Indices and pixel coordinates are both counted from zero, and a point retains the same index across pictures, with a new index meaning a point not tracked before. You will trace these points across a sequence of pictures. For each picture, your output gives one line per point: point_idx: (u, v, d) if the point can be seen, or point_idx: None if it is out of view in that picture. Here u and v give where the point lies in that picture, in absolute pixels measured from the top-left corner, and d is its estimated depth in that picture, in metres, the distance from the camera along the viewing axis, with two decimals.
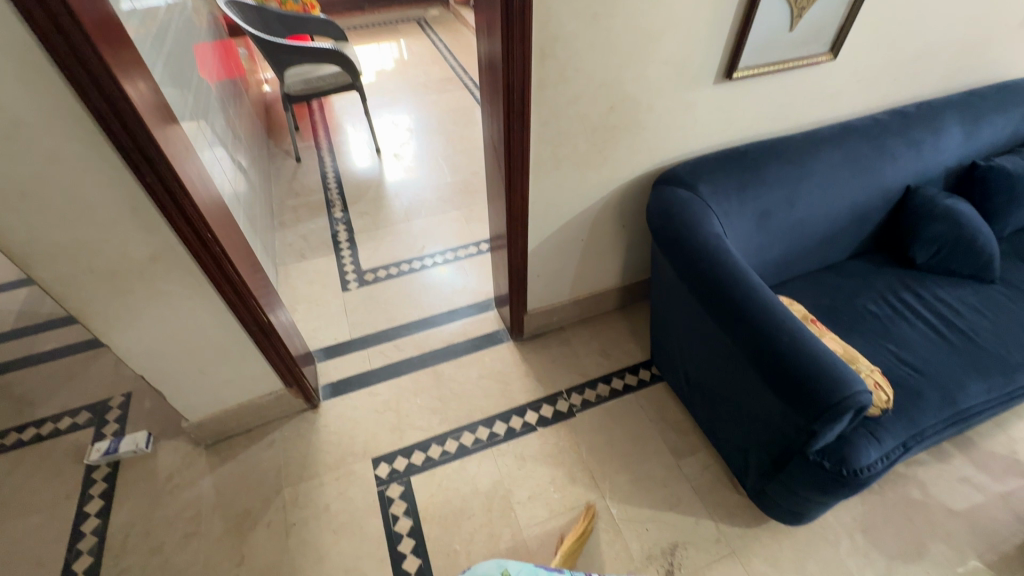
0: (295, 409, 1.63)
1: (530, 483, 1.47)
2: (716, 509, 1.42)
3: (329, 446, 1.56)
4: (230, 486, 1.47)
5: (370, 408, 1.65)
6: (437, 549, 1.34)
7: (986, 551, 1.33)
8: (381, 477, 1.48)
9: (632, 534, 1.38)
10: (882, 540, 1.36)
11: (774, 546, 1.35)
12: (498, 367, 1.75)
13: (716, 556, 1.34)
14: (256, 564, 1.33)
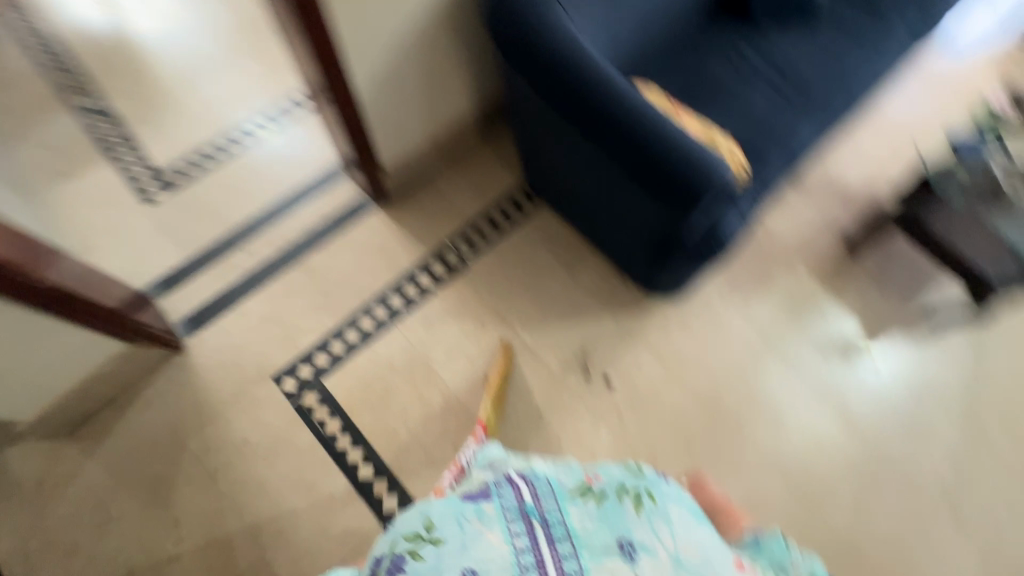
0: (157, 360, 1.40)
1: (444, 343, 1.47)
2: (613, 304, 1.55)
3: (218, 382, 1.40)
4: (123, 462, 1.31)
5: (246, 328, 1.46)
6: (375, 433, 1.36)
7: (812, 264, 1.64)
8: (291, 391, 1.39)
9: (548, 353, 1.48)
10: (741, 284, 1.60)
11: (664, 318, 1.54)
12: (372, 239, 1.59)
13: (621, 344, 1.50)
14: (195, 519, 1.27)
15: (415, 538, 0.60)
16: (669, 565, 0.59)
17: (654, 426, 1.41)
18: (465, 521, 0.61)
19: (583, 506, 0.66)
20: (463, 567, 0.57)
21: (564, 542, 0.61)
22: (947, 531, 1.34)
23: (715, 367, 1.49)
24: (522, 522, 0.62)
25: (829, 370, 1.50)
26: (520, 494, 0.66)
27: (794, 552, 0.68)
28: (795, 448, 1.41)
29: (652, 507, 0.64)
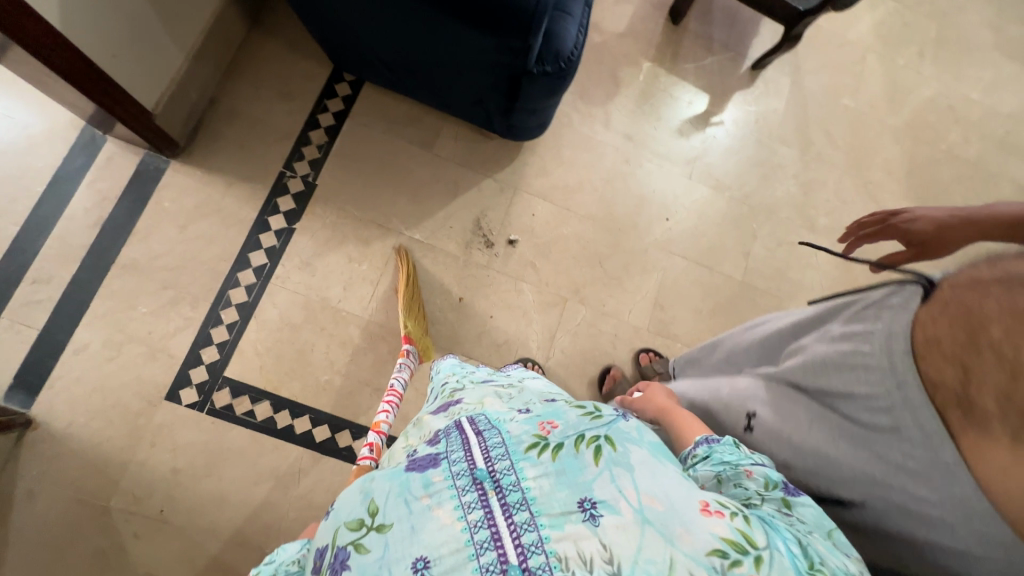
0: (10, 446, 1.13)
1: (336, 276, 1.32)
2: (486, 165, 1.46)
3: (105, 430, 1.17)
4: (45, 560, 1.11)
5: (98, 363, 1.20)
6: (312, 395, 1.26)
7: (649, 50, 1.64)
8: (196, 401, 1.22)
9: (444, 239, 1.39)
10: (595, 94, 1.57)
11: (539, 158, 1.50)
12: (192, 199, 1.30)
13: (510, 200, 1.45)
14: (168, 566, 1.14)
15: (359, 526, 0.49)
16: (635, 522, 0.45)
17: (569, 261, 1.44)
18: (410, 498, 0.49)
19: (538, 462, 0.50)
20: (410, 556, 0.45)
21: (518, 509, 0.47)
22: (815, 236, 1.58)
23: (601, 185, 1.51)
24: (473, 491, 0.49)
25: (691, 146, 1.60)
26: (472, 453, 0.52)
27: (745, 458, 0.57)
28: (687, 226, 1.53)
29: (613, 453, 0.50)
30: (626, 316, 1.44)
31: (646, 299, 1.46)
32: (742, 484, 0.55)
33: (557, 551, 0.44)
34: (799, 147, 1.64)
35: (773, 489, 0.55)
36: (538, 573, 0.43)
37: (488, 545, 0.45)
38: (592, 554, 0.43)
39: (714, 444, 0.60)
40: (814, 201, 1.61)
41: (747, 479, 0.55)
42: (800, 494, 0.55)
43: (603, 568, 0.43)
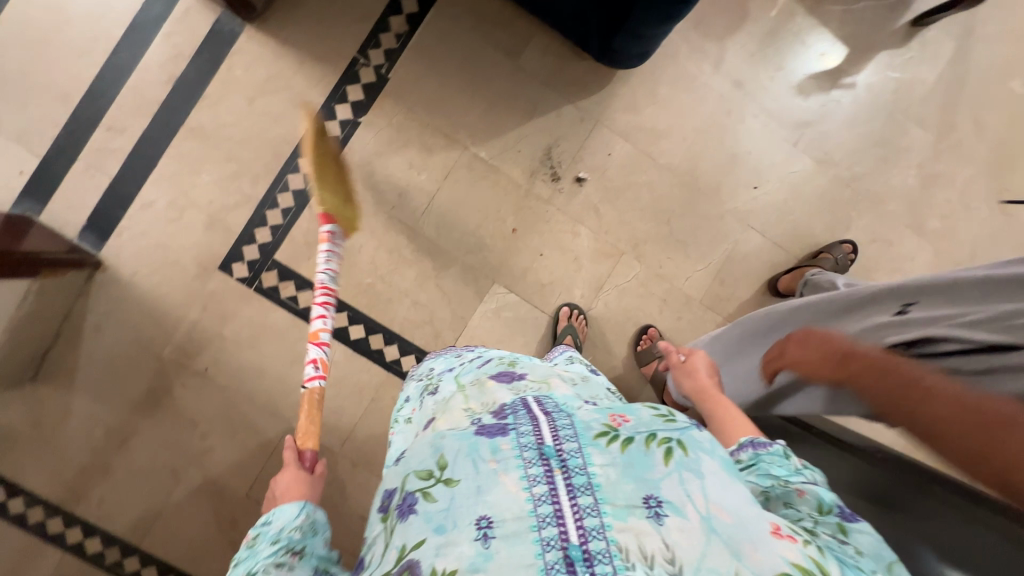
0: (81, 283, 1.23)
1: (393, 181, 1.28)
2: (571, 88, 1.32)
3: (164, 286, 1.25)
4: (108, 386, 1.25)
5: (162, 222, 1.24)
6: (353, 295, 1.29)
7: None
8: (246, 277, 1.26)
9: (510, 163, 1.31)
10: (713, 26, 1.36)
11: (630, 91, 1.34)
12: (262, 72, 1.25)
13: (588, 133, 1.32)
14: (210, 417, 1.27)
15: (428, 476, 0.52)
16: (700, 529, 0.45)
17: (636, 213, 1.34)
18: (479, 459, 0.50)
19: (607, 451, 0.51)
20: (476, 513, 0.47)
21: (583, 493, 0.47)
22: (919, 238, 1.40)
23: (692, 134, 1.35)
24: (540, 465, 0.49)
25: (808, 108, 1.38)
26: (540, 428, 0.52)
27: (796, 476, 0.57)
28: (776, 200, 1.38)
29: (685, 458, 0.50)
30: (681, 283, 1.36)
31: (707, 269, 1.37)
32: (793, 503, 0.56)
33: (618, 540, 0.44)
34: (937, 131, 1.40)
35: (825, 511, 0.55)
36: (599, 558, 0.44)
37: (550, 520, 0.46)
38: (654, 550, 0.44)
39: (763, 451, 0.61)
40: (932, 199, 1.40)
41: (798, 498, 0.56)
42: (858, 518, 0.54)
43: (663, 566, 0.43)
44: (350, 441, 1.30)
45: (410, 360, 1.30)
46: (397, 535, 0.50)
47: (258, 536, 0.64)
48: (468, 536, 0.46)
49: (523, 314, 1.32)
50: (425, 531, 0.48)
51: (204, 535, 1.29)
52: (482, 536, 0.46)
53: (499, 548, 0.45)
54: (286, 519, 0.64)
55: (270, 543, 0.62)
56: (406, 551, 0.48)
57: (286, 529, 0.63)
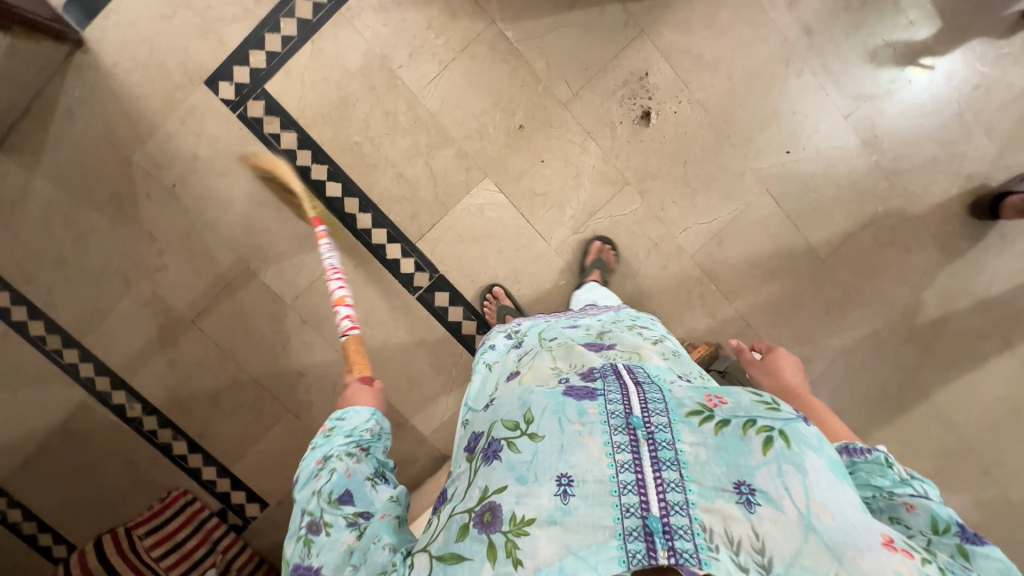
0: (60, 59, 1.15)
1: (407, 38, 1.18)
2: None
3: (144, 87, 1.18)
4: (73, 177, 1.21)
5: (154, 17, 1.15)
6: (337, 150, 1.21)
7: None
8: (232, 100, 1.19)
9: (536, 53, 1.19)
10: None
11: (686, 8, 1.19)
12: None
13: (627, 43, 1.20)
14: (169, 235, 1.25)
15: (514, 427, 0.55)
16: (798, 525, 0.47)
17: (653, 146, 1.24)
18: (565, 419, 0.54)
19: (698, 430, 0.53)
20: (557, 470, 0.51)
21: (670, 468, 0.51)
22: (937, 254, 1.32)
23: (740, 76, 1.22)
24: (626, 434, 0.52)
25: (874, 81, 1.24)
26: (629, 399, 0.55)
27: (904, 488, 0.54)
28: (806, 171, 1.27)
29: (785, 449, 0.51)
30: (677, 233, 1.28)
31: (708, 226, 1.29)
32: (900, 519, 0.54)
33: (702, 520, 0.49)
34: (1003, 147, 1.27)
35: (941, 531, 0.52)
36: (680, 533, 0.48)
37: (631, 488, 0.50)
38: (741, 537, 0.48)
39: (862, 459, 0.59)
40: (967, 217, 1.30)
41: (907, 513, 0.54)
42: (983, 543, 0.50)
43: (749, 554, 0.47)
44: (303, 298, 1.28)
45: (381, 234, 1.25)
46: (476, 478, 0.54)
47: (334, 427, 0.70)
48: (548, 489, 0.51)
49: (506, 219, 1.25)
50: (506, 478, 0.52)
51: (145, 348, 1.30)
52: (562, 492, 0.50)
53: (577, 506, 0.49)
54: (359, 420, 0.71)
55: (344, 436, 0.68)
56: (485, 495, 0.52)
57: (360, 428, 0.70)
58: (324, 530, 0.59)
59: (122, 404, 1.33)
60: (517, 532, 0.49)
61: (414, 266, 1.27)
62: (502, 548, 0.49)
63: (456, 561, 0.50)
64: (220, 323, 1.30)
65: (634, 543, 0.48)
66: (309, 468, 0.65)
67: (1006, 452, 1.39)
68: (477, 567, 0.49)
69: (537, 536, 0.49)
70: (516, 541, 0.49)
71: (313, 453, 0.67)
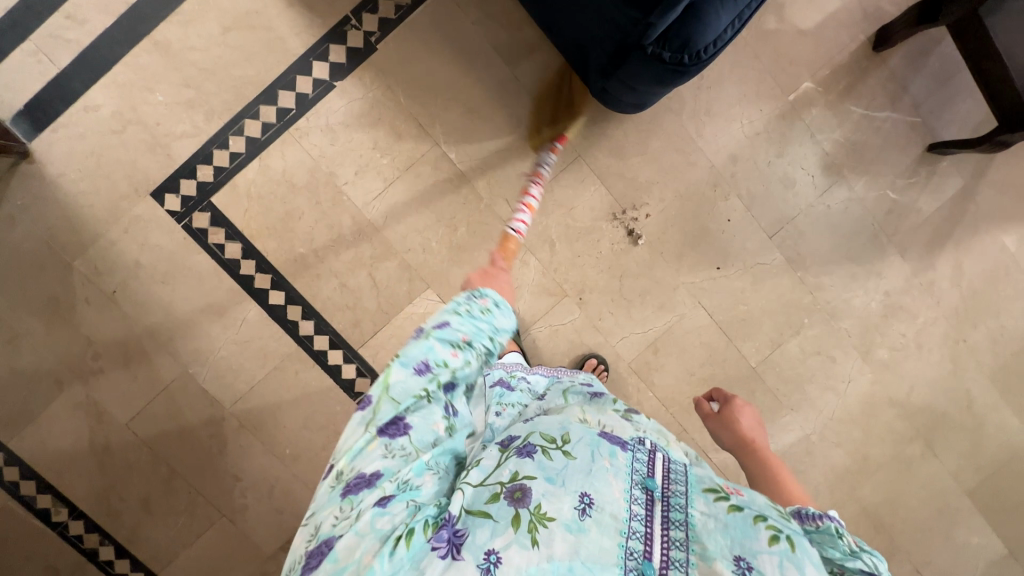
0: (4, 168, 1.17)
1: (352, 156, 1.22)
2: (561, 115, 1.25)
3: (88, 197, 1.19)
4: (10, 281, 1.21)
5: (102, 131, 1.18)
6: (281, 260, 1.24)
7: (819, 68, 1.30)
8: (177, 211, 1.21)
9: (478, 172, 1.25)
10: (723, 93, 1.28)
11: (619, 135, 1.27)
12: (244, 7, 1.18)
13: (564, 166, 1.26)
14: (107, 338, 1.24)
15: (551, 440, 0.58)
16: None
17: (591, 260, 1.30)
18: (598, 452, 0.56)
19: (712, 504, 0.55)
20: (583, 488, 0.53)
21: (677, 529, 0.53)
22: (861, 363, 1.39)
23: (672, 198, 1.30)
24: (643, 492, 0.55)
25: (797, 204, 1.33)
26: (652, 463, 0.58)
27: (853, 562, 0.52)
28: (736, 284, 1.34)
29: (791, 551, 0.49)
30: (615, 341, 1.33)
31: (645, 335, 1.33)
32: None
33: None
34: (916, 264, 1.37)
35: None
36: None
37: (639, 535, 0.52)
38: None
39: (813, 527, 0.55)
40: (888, 330, 1.38)
41: None
42: None
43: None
44: (242, 402, 1.28)
45: (323, 341, 1.27)
46: (508, 462, 0.56)
47: (490, 311, 0.69)
48: (571, 500, 0.52)
49: None
50: (538, 471, 0.54)
51: (74, 450, 1.27)
52: (581, 508, 0.51)
53: (592, 527, 0.51)
54: (504, 325, 0.69)
55: (490, 333, 0.67)
56: (516, 476, 0.54)
57: (502, 340, 0.68)
58: (430, 399, 0.63)
59: (47, 508, 1.29)
60: (539, 519, 0.50)
61: (354, 372, 1.29)
62: (525, 523, 0.50)
63: (482, 517, 0.52)
64: (155, 426, 1.28)
65: None
66: (453, 335, 0.65)
67: (935, 551, 1.44)
68: (501, 529, 0.50)
69: (554, 532, 0.50)
70: (539, 525, 0.50)
71: (462, 323, 0.66)
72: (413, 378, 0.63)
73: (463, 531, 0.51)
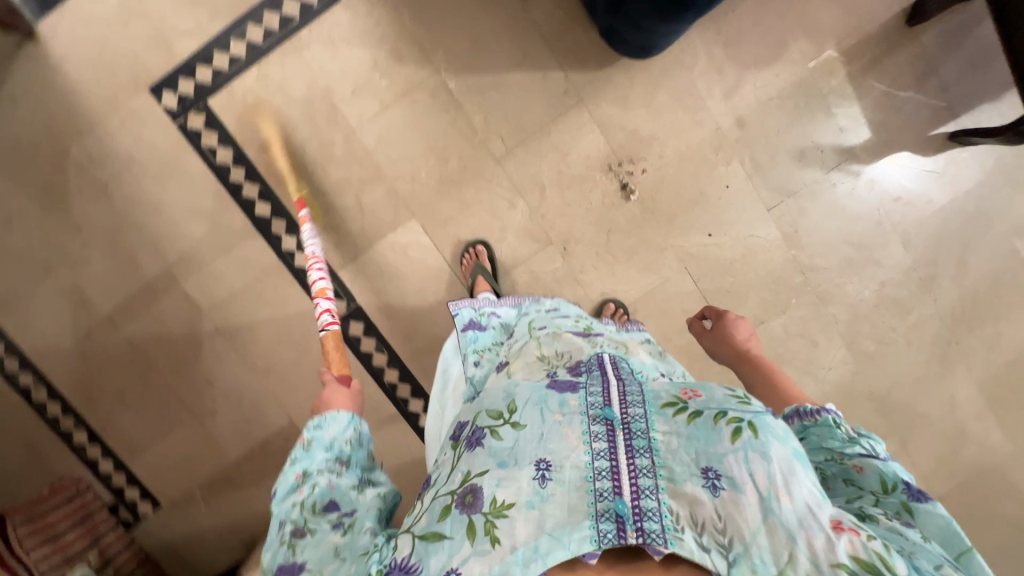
0: (10, 46, 1.18)
1: (351, 74, 1.21)
2: (568, 56, 1.22)
3: (88, 85, 1.20)
4: (8, 160, 1.23)
5: (107, 20, 1.18)
6: (271, 172, 1.24)
7: (846, 37, 1.23)
8: (173, 110, 1.21)
9: (476, 106, 1.23)
10: (740, 52, 1.23)
11: (625, 84, 1.23)
12: None
13: (564, 109, 1.23)
14: (95, 229, 1.26)
15: (498, 416, 0.61)
16: (756, 506, 0.51)
17: (580, 210, 1.27)
18: (547, 410, 0.60)
19: (671, 420, 0.59)
20: (536, 456, 0.56)
21: (642, 456, 0.56)
22: (844, 352, 1.35)
23: (672, 157, 1.26)
24: (603, 426, 0.58)
25: (801, 178, 1.28)
26: (607, 392, 0.61)
27: (853, 449, 0.59)
28: (726, 254, 1.30)
29: (752, 440, 0.54)
30: (594, 295, 1.31)
31: (626, 295, 1.31)
32: (853, 480, 0.59)
33: (669, 504, 0.53)
34: (917, 258, 1.32)
35: (889, 489, 0.57)
36: (648, 514, 0.52)
37: (605, 474, 0.55)
38: (704, 518, 0.52)
39: (812, 423, 0.63)
40: (877, 321, 1.34)
41: (857, 475, 0.59)
42: (927, 498, 0.55)
43: (712, 535, 0.51)
44: (220, 309, 1.30)
45: (304, 258, 1.28)
46: (460, 463, 0.59)
47: (314, 437, 0.69)
48: (527, 474, 0.55)
49: (429, 261, 1.28)
50: (488, 463, 0.57)
51: (57, 335, 1.31)
52: (540, 476, 0.55)
53: (553, 489, 0.54)
54: (338, 431, 0.71)
55: (323, 450, 0.68)
56: (467, 478, 0.57)
57: (339, 442, 0.70)
58: (311, 530, 0.61)
59: (28, 386, 1.34)
60: (496, 512, 0.53)
61: (332, 293, 1.30)
62: (481, 528, 0.53)
63: (438, 538, 0.54)
64: (135, 321, 1.31)
65: (604, 524, 0.51)
66: (289, 482, 0.65)
67: None
68: (457, 545, 0.53)
69: (516, 517, 0.53)
70: (495, 520, 0.53)
71: (291, 466, 0.66)
72: (281, 539, 0.61)
73: (416, 564, 0.53)
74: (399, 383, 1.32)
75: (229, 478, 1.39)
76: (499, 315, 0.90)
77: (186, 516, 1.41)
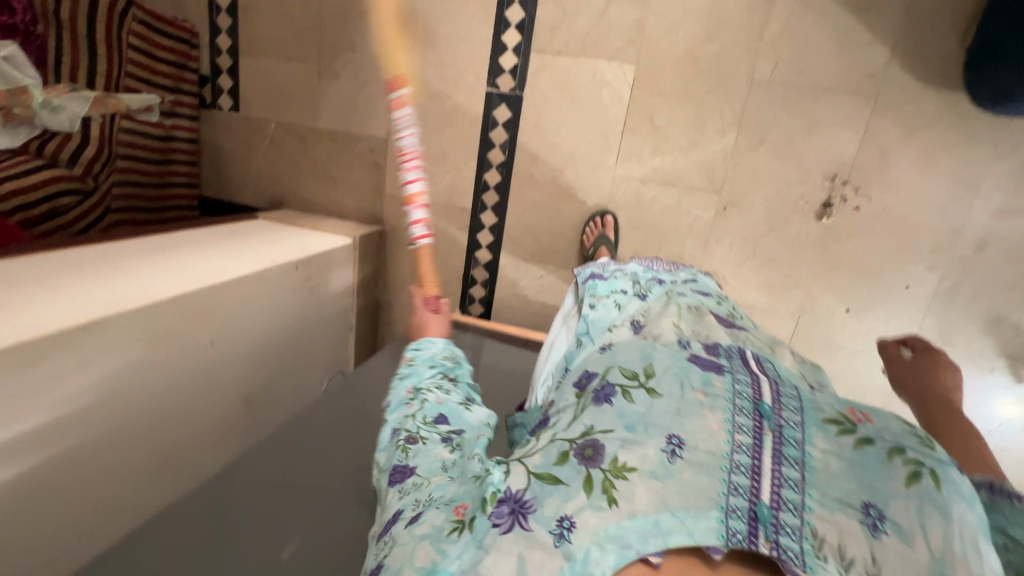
0: None
1: None
2: (908, 44, 1.02)
3: None
4: None
5: None
6: None
7: None
8: None
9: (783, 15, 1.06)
10: None
11: (925, 118, 1.05)
12: None
13: (851, 91, 1.07)
14: None
15: (633, 377, 0.50)
16: (927, 568, 0.38)
17: (769, 189, 1.15)
18: (688, 385, 0.48)
19: (833, 439, 0.46)
20: (670, 429, 0.45)
21: (791, 466, 0.44)
22: None
23: (891, 218, 1.11)
24: (750, 418, 0.47)
25: (971, 339, 1.14)
26: (759, 386, 0.50)
27: None
28: (840, 336, 1.20)
29: (933, 488, 0.40)
30: (706, 266, 1.23)
31: (730, 289, 1.23)
32: None
33: (813, 524, 0.42)
34: None
35: None
36: (786, 529, 0.42)
37: (744, 470, 0.44)
38: (855, 556, 0.40)
39: (1005, 502, 0.47)
40: None
41: None
42: None
43: None
44: None
45: (516, 14, 1.18)
46: (584, 414, 0.49)
47: (413, 358, 0.73)
48: (657, 443, 0.44)
49: (610, 113, 1.19)
50: (616, 422, 0.46)
51: None
52: (671, 451, 0.44)
53: (685, 470, 0.43)
54: (436, 350, 0.74)
55: (428, 364, 0.71)
56: (589, 432, 0.47)
57: (441, 357, 0.73)
58: (421, 439, 0.59)
59: None
60: (615, 472, 0.43)
61: (510, 65, 1.21)
62: (598, 483, 0.43)
63: (551, 482, 0.44)
64: None
65: (735, 520, 0.42)
66: (401, 396, 0.66)
67: None
68: (573, 493, 0.43)
69: (637, 483, 0.42)
70: (614, 481, 0.43)
71: (403, 382, 0.68)
72: (391, 437, 0.62)
73: (530, 501, 0.44)
74: (491, 188, 1.29)
75: (302, 138, 1.39)
76: (625, 271, 0.86)
77: (250, 135, 1.43)
